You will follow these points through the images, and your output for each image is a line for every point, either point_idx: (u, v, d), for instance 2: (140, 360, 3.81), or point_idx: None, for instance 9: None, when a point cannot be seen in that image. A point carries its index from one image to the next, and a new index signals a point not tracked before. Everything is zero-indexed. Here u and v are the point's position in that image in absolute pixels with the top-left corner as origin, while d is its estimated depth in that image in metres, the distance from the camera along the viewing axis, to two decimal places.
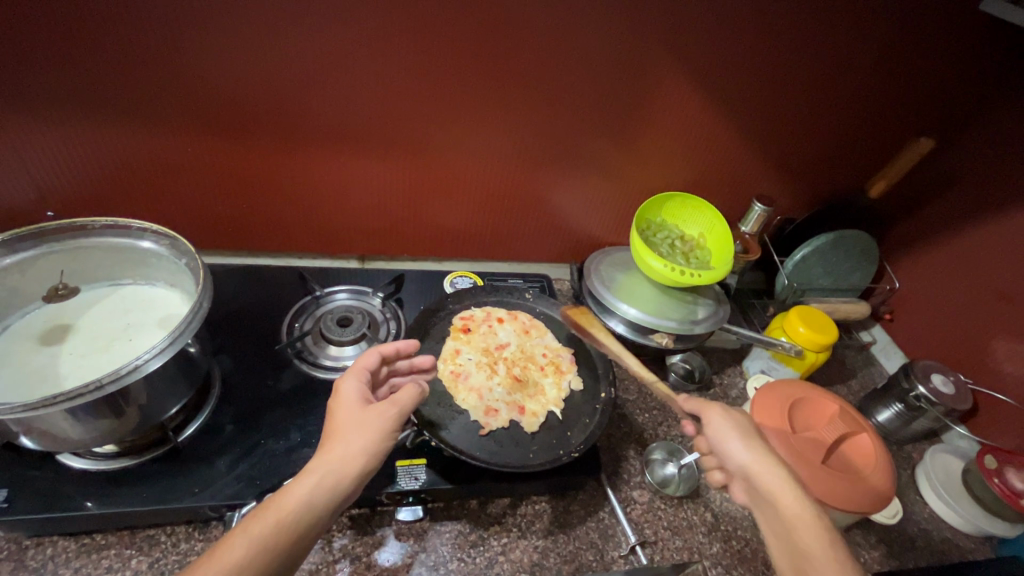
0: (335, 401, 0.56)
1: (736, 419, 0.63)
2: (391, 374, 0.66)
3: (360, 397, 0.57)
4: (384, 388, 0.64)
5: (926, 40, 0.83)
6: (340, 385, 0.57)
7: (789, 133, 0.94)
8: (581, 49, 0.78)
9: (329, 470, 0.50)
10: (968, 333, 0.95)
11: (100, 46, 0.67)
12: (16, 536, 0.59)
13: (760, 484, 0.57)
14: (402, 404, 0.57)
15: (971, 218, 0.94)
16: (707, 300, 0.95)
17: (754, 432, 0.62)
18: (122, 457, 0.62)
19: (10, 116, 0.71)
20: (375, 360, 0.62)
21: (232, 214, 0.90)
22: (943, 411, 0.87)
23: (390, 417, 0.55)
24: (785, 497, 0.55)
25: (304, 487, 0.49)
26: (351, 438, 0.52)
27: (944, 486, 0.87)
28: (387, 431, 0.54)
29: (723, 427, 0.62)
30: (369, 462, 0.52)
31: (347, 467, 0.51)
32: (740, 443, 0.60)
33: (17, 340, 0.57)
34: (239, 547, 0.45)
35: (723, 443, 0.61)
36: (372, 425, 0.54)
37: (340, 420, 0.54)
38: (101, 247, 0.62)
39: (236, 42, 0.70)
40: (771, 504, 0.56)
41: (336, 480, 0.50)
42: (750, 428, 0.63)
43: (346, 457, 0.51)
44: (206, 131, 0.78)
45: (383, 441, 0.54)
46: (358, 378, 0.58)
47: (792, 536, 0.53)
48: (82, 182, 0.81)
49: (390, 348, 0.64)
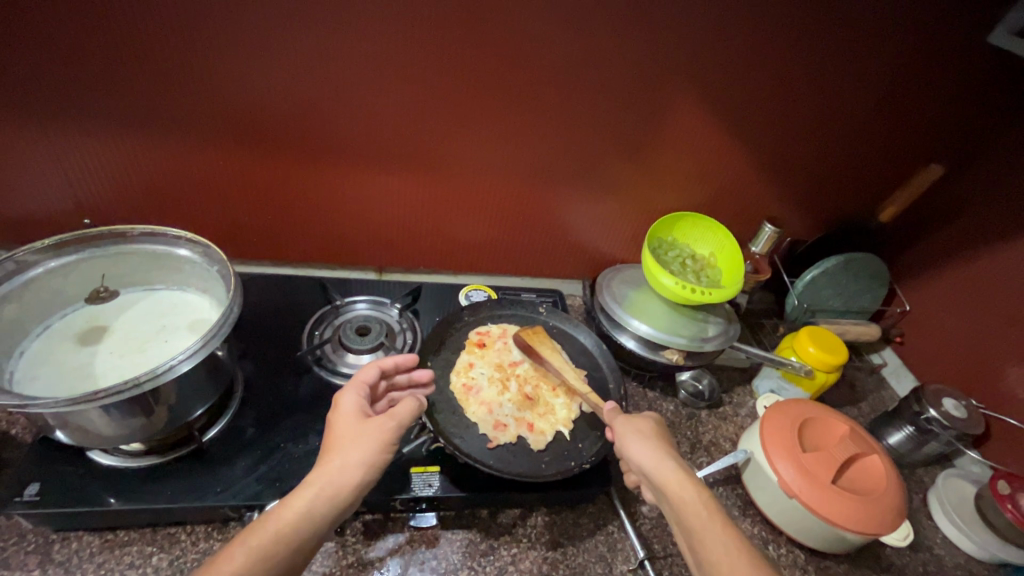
0: (333, 414, 0.59)
1: (639, 423, 0.66)
2: (390, 388, 0.68)
3: (357, 409, 0.59)
4: (383, 402, 0.66)
5: (933, 69, 0.86)
6: (339, 399, 0.59)
7: (800, 155, 0.96)
8: (599, 71, 0.81)
9: (326, 482, 0.52)
10: (980, 358, 0.95)
11: (145, 63, 0.72)
12: (42, 529, 0.61)
13: (656, 480, 0.60)
14: (398, 417, 0.58)
15: (982, 243, 0.95)
16: (717, 318, 0.96)
17: (657, 436, 0.65)
18: (148, 455, 0.65)
19: (57, 126, 0.76)
20: (375, 373, 0.64)
21: (257, 224, 0.93)
22: (955, 435, 0.88)
23: (388, 430, 0.57)
24: (678, 489, 0.58)
25: (303, 498, 0.51)
26: (347, 449, 0.54)
27: (956, 511, 0.87)
28: (383, 443, 0.56)
29: (628, 430, 0.65)
30: (367, 474, 0.54)
31: (344, 479, 0.53)
32: (641, 444, 0.63)
33: (58, 339, 0.60)
34: (237, 557, 0.47)
35: (625, 445, 0.64)
36: (370, 436, 0.55)
37: (339, 432, 0.56)
38: (140, 253, 0.65)
39: (271, 60, 0.74)
40: (666, 499, 0.59)
41: (335, 491, 0.52)
42: (654, 431, 0.66)
43: (344, 468, 0.53)
44: (239, 143, 0.82)
45: (381, 453, 0.55)
46: (357, 392, 0.61)
47: (693, 529, 0.56)
48: (119, 191, 0.85)
49: (390, 362, 0.67)
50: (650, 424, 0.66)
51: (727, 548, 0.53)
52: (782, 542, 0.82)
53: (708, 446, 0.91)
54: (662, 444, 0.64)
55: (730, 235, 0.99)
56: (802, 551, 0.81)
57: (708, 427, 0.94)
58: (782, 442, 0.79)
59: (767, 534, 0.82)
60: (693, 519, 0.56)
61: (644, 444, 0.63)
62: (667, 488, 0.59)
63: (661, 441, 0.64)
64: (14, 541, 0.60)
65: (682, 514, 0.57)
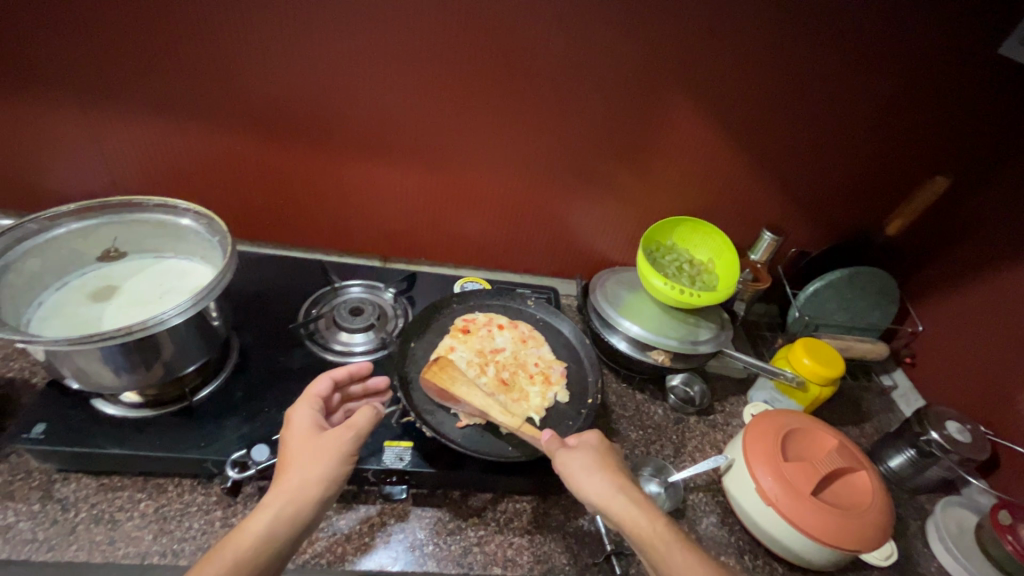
0: (288, 430, 0.61)
1: (580, 454, 0.63)
2: (346, 399, 0.71)
3: (311, 424, 0.61)
4: (339, 414, 0.69)
5: (942, 80, 0.84)
6: (293, 415, 0.62)
7: (803, 164, 0.95)
8: (595, 72, 0.83)
9: (285, 504, 0.54)
10: (992, 383, 0.91)
11: (172, 53, 0.79)
12: (47, 469, 0.67)
13: (613, 517, 0.59)
14: (357, 427, 0.60)
15: (998, 262, 0.91)
16: (711, 324, 0.95)
17: (603, 461, 0.64)
18: (144, 408, 0.70)
19: (95, 108, 0.84)
20: (327, 386, 0.66)
21: (270, 208, 0.99)
22: (957, 461, 0.83)
23: (345, 442, 0.59)
24: (638, 527, 0.57)
25: (261, 522, 0.53)
26: (305, 467, 0.57)
27: (954, 539, 0.82)
28: (344, 455, 0.59)
29: (571, 467, 0.63)
30: (326, 489, 0.57)
31: (303, 497, 0.55)
32: (591, 477, 0.61)
33: (73, 295, 0.67)
34: None
35: (573, 484, 0.62)
36: (326, 451, 0.58)
37: (295, 450, 0.58)
38: (150, 222, 0.71)
39: (284, 53, 0.80)
40: (627, 535, 0.58)
41: (295, 509, 0.54)
42: (596, 459, 0.64)
43: (302, 486, 0.55)
44: (254, 130, 0.88)
45: (339, 465, 0.58)
46: (310, 406, 0.63)
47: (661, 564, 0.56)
48: (146, 170, 0.92)
49: (342, 373, 0.68)
50: (589, 449, 0.64)
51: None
52: (761, 553, 0.79)
53: (692, 451, 0.90)
54: (607, 474, 0.62)
55: (728, 238, 0.99)
56: (781, 564, 0.79)
57: (695, 433, 0.93)
58: (761, 451, 0.78)
59: (745, 544, 0.80)
60: (659, 554, 0.56)
61: (596, 476, 0.61)
62: (626, 527, 0.58)
63: (607, 469, 0.63)
64: (21, 476, 0.66)
65: (648, 552, 0.57)
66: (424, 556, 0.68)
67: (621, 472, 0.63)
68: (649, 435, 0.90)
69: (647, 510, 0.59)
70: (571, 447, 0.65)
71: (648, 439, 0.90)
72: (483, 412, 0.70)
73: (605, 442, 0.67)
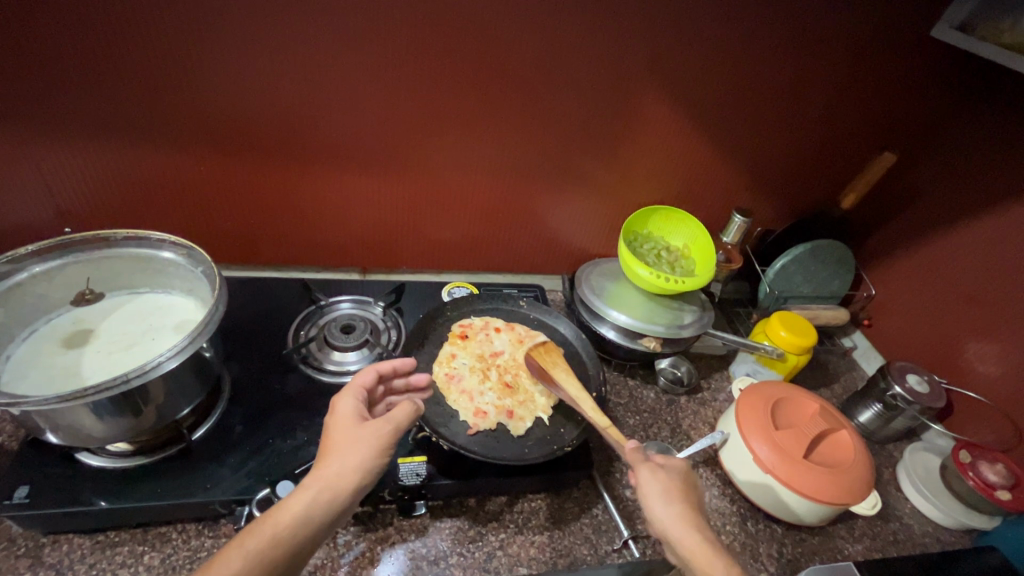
0: (330, 419, 0.59)
1: (664, 478, 0.61)
2: (388, 393, 0.68)
3: (355, 414, 0.59)
4: (381, 406, 0.66)
5: (883, 64, 0.91)
6: (338, 403, 0.60)
7: (764, 148, 1.00)
8: (568, 71, 0.84)
9: (324, 487, 0.53)
10: (942, 336, 1.00)
11: (123, 74, 0.73)
12: (33, 533, 0.62)
13: (679, 548, 0.57)
14: (396, 420, 0.59)
15: (938, 226, 1.00)
16: (693, 307, 1.00)
17: (683, 494, 0.61)
18: (136, 455, 0.66)
19: (32, 137, 0.76)
20: (371, 378, 0.64)
21: (241, 229, 0.95)
22: (919, 410, 0.91)
23: (385, 434, 0.57)
24: (701, 564, 0.55)
25: (301, 501, 0.52)
26: (346, 454, 0.55)
27: (923, 481, 0.91)
28: (381, 447, 0.57)
29: (650, 491, 0.61)
30: (363, 479, 0.55)
31: (341, 483, 0.53)
32: (666, 505, 0.59)
33: (44, 342, 0.62)
34: (234, 561, 0.47)
35: (649, 504, 0.60)
36: (366, 442, 0.56)
37: (337, 436, 0.57)
38: (124, 257, 0.67)
39: (249, 69, 0.76)
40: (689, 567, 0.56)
41: (332, 495, 0.53)
42: (677, 488, 0.61)
43: (341, 473, 0.54)
44: (219, 150, 0.84)
45: (378, 457, 0.56)
46: (355, 396, 0.61)
47: None
48: (99, 200, 0.85)
49: (387, 366, 0.67)
50: (675, 479, 0.62)
51: None
52: (760, 517, 0.85)
53: (688, 429, 0.94)
54: (686, 506, 0.60)
55: (700, 223, 1.04)
56: (779, 525, 0.84)
57: (688, 412, 0.97)
58: (756, 421, 0.82)
59: (746, 511, 0.85)
60: None
61: (671, 506, 0.59)
62: (689, 558, 0.56)
63: (685, 503, 0.60)
64: (5, 546, 0.60)
65: None
66: (449, 567, 0.68)
67: (700, 513, 0.60)
68: (646, 419, 0.94)
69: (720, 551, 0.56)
70: (657, 467, 0.63)
71: (646, 423, 0.93)
72: (571, 400, 0.74)
73: (690, 475, 0.64)
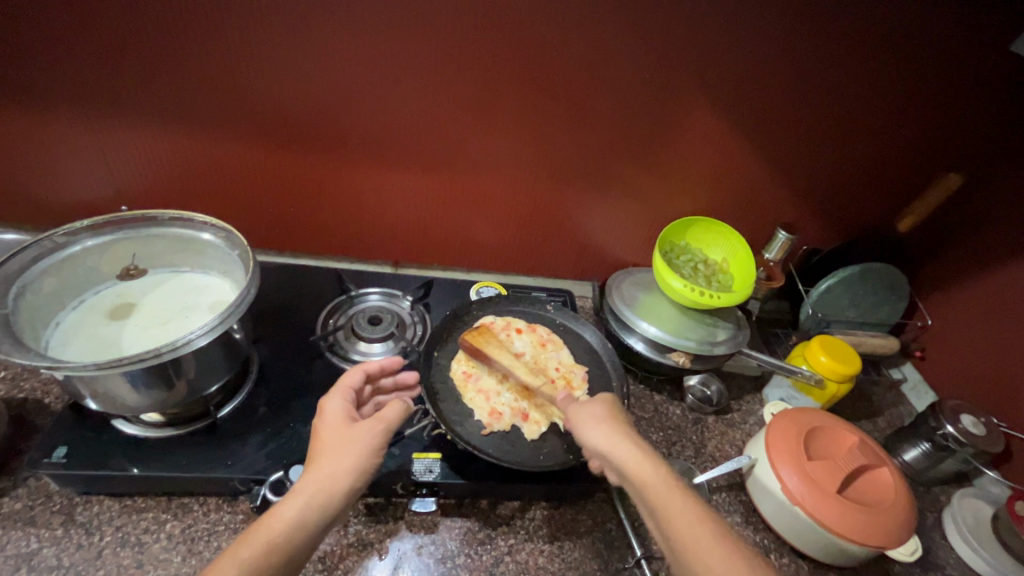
0: (320, 421, 0.60)
1: (595, 407, 0.65)
2: (377, 392, 0.70)
3: (344, 415, 0.60)
4: (369, 406, 0.68)
5: (953, 79, 0.85)
6: (326, 404, 0.61)
7: (815, 163, 0.95)
8: (611, 75, 0.82)
9: (317, 491, 0.53)
10: (1003, 377, 0.92)
11: (182, 63, 0.77)
12: (68, 492, 0.65)
13: (615, 462, 0.60)
14: (388, 420, 0.59)
15: (1008, 257, 0.92)
16: (727, 324, 0.96)
17: (613, 416, 0.65)
18: (166, 427, 0.69)
19: (99, 119, 0.82)
20: (358, 378, 0.65)
21: (282, 216, 0.97)
22: (972, 453, 0.84)
23: (376, 434, 0.58)
24: (638, 471, 0.58)
25: (294, 507, 0.51)
26: (339, 457, 0.55)
27: (971, 530, 0.84)
28: (373, 448, 0.57)
29: (583, 418, 0.64)
30: (357, 481, 0.55)
31: (336, 486, 0.54)
32: (598, 428, 0.63)
33: (92, 312, 0.66)
34: (229, 569, 0.47)
35: (582, 431, 0.63)
36: (357, 442, 0.57)
37: (328, 438, 0.57)
38: (167, 236, 0.70)
39: (298, 64, 0.78)
40: (630, 482, 0.58)
41: (328, 499, 0.53)
42: (609, 414, 0.65)
43: (335, 475, 0.54)
44: (266, 140, 0.86)
45: (369, 458, 0.56)
46: (342, 397, 0.62)
47: (655, 506, 0.55)
48: (154, 181, 0.90)
49: (374, 366, 0.68)
50: (605, 406, 0.66)
51: (693, 520, 0.53)
52: (785, 551, 0.80)
53: (713, 451, 0.90)
54: (619, 426, 0.63)
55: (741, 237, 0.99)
56: (806, 561, 0.80)
57: (714, 433, 0.93)
58: (787, 446, 0.78)
59: (770, 543, 0.81)
60: (654, 495, 0.56)
61: (601, 428, 0.63)
62: (628, 470, 0.58)
63: (618, 425, 0.63)
64: (42, 501, 0.64)
65: (646, 497, 0.56)
66: (456, 567, 0.68)
67: (633, 430, 0.63)
68: (670, 436, 0.91)
69: (652, 460, 0.59)
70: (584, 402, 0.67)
71: (669, 440, 0.90)
72: (506, 370, 0.78)
73: (621, 403, 0.68)
